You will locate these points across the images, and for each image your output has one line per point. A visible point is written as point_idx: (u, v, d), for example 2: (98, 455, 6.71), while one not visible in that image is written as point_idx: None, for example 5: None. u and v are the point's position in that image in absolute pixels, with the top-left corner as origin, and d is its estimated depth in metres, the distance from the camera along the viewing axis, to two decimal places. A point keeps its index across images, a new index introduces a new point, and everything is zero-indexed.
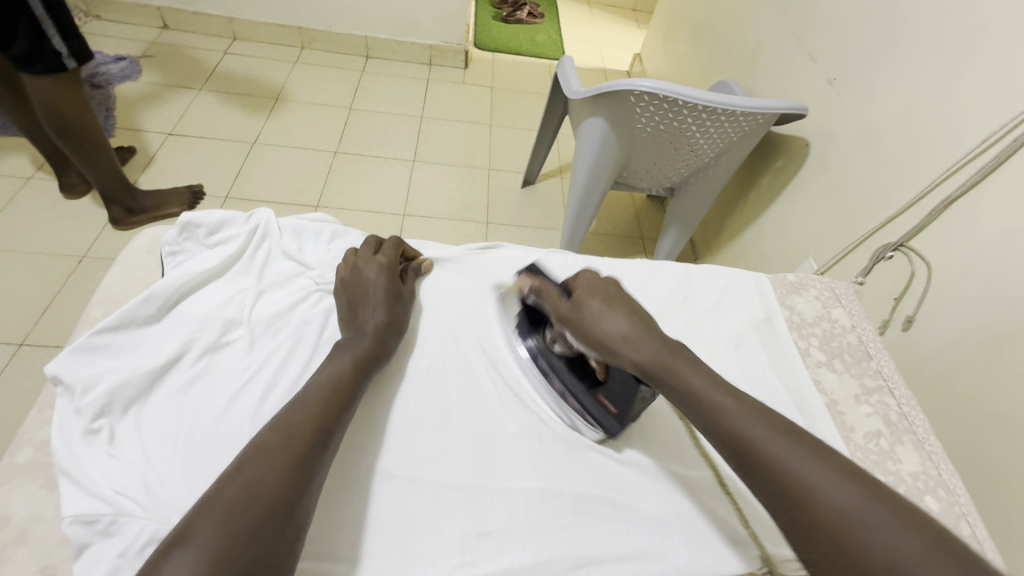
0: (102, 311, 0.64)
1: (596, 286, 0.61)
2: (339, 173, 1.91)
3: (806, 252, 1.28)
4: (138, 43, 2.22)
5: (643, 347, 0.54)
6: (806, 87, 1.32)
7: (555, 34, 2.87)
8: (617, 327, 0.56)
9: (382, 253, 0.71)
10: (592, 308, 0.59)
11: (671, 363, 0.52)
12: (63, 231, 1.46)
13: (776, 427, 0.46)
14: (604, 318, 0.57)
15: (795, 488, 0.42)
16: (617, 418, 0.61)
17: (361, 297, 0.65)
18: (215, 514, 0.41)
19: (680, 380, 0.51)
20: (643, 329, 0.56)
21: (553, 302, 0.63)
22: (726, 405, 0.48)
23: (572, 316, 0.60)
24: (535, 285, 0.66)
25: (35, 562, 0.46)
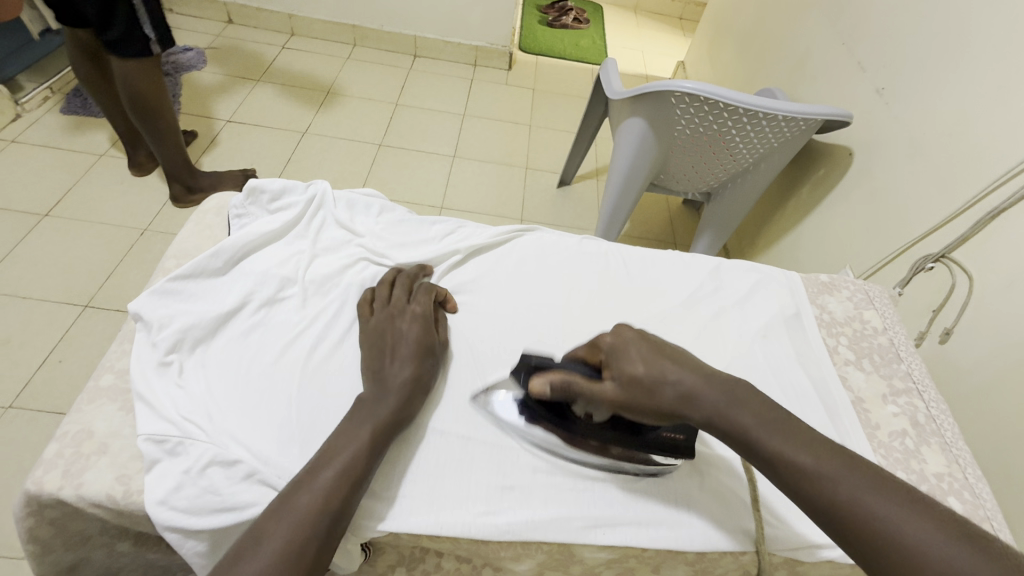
0: (175, 262, 0.70)
1: (626, 349, 0.55)
2: (382, 164, 1.99)
3: (844, 262, 1.27)
4: (205, 36, 2.37)
5: (705, 403, 0.50)
6: (853, 96, 1.31)
7: (599, 40, 2.90)
8: (676, 387, 0.51)
9: (416, 302, 0.67)
10: (638, 377, 0.53)
11: (733, 411, 0.49)
12: (130, 205, 1.58)
13: (861, 479, 0.43)
14: (659, 381, 0.52)
15: (898, 551, 0.39)
16: (683, 446, 0.59)
17: (391, 345, 0.61)
18: (289, 517, 0.45)
19: (749, 434, 0.48)
20: (700, 377, 0.52)
21: (590, 386, 0.55)
22: (804, 462, 0.45)
23: (623, 395, 0.53)
24: (557, 380, 0.57)
25: (114, 471, 0.53)
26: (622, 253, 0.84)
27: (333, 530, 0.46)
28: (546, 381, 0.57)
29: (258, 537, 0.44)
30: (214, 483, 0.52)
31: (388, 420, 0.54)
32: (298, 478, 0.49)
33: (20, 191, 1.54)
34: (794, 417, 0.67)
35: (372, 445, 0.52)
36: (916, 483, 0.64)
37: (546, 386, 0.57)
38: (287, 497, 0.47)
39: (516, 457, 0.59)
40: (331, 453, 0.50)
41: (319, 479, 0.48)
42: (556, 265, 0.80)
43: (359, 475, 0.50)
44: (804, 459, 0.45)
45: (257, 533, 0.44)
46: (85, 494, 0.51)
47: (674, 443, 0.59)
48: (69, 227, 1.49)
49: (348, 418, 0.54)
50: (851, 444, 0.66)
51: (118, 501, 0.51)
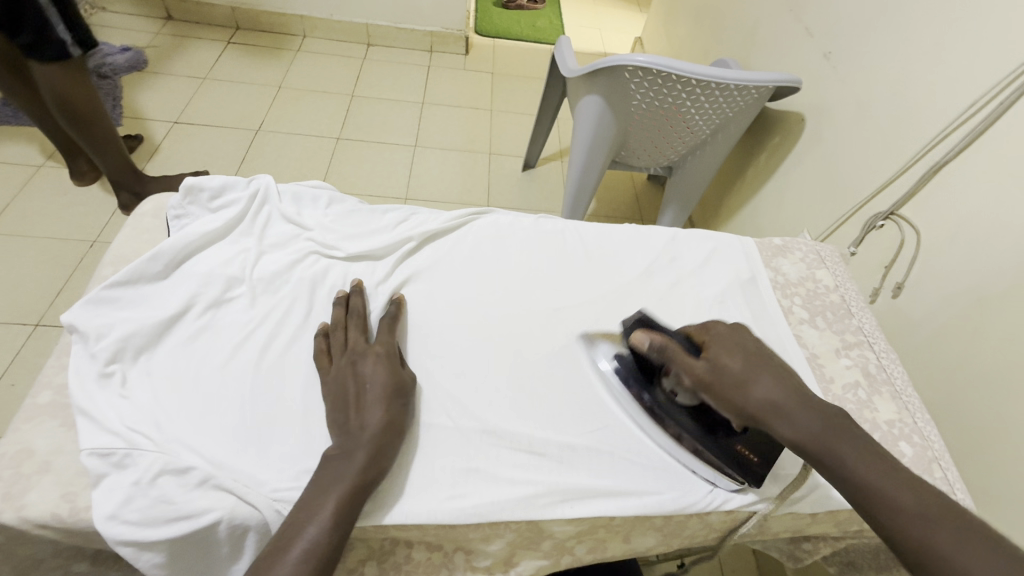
0: (113, 269, 0.67)
1: (733, 345, 0.57)
2: (342, 158, 1.94)
3: (801, 226, 1.29)
4: (144, 34, 2.25)
5: (798, 422, 0.51)
6: (802, 61, 1.33)
7: (555, 19, 2.87)
8: (768, 395, 0.52)
9: (379, 340, 0.62)
10: (733, 369, 0.54)
11: (833, 444, 0.49)
12: (73, 217, 1.51)
13: (939, 512, 0.44)
14: (755, 382, 0.53)
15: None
16: (758, 471, 0.57)
17: (355, 394, 0.56)
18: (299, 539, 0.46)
19: (848, 469, 0.48)
20: (795, 395, 0.53)
21: (683, 358, 0.57)
22: (907, 503, 0.45)
23: (711, 378, 0.55)
24: (658, 343, 0.59)
25: (58, 489, 0.50)
26: (579, 230, 0.84)
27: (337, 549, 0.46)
28: (649, 340, 0.59)
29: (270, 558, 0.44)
30: (167, 493, 0.51)
31: (378, 427, 0.54)
32: (300, 502, 0.48)
33: None
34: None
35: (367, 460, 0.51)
36: (869, 431, 0.66)
37: (646, 343, 0.60)
38: (289, 525, 0.47)
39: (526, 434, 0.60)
40: (329, 471, 0.50)
41: (326, 500, 0.48)
42: (515, 246, 0.79)
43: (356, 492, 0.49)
44: (908, 502, 0.45)
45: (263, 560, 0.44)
46: (27, 516, 0.49)
47: (748, 463, 0.57)
48: (10, 244, 1.42)
49: (328, 455, 0.52)
50: None
51: (65, 520, 0.49)
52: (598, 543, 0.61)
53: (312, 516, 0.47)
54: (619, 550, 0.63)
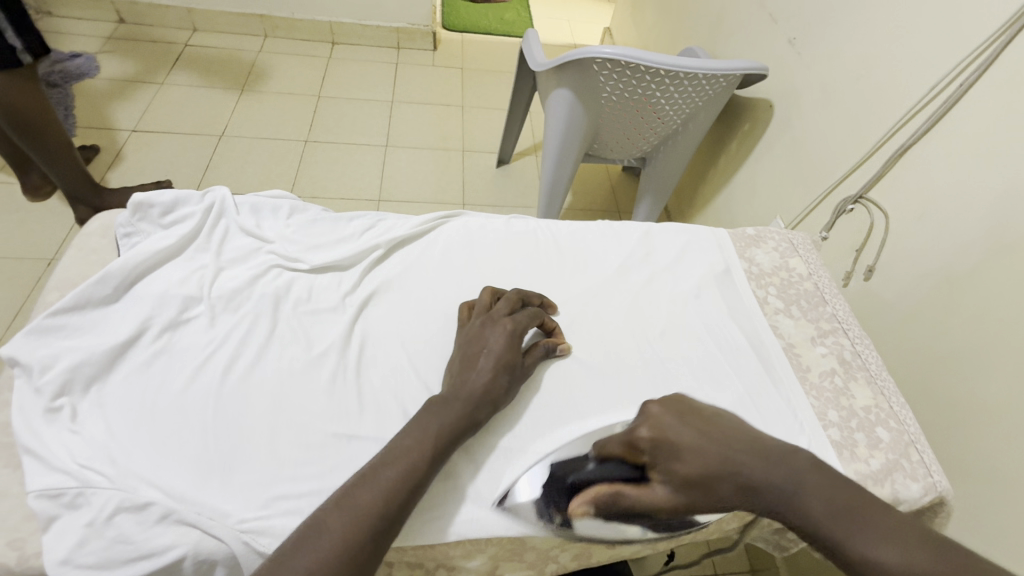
0: (58, 294, 0.63)
1: (670, 448, 0.51)
2: (311, 161, 1.89)
3: (773, 212, 1.30)
4: (95, 39, 2.15)
5: (767, 491, 0.45)
6: (767, 48, 1.33)
7: (524, 11, 2.84)
8: (733, 480, 0.47)
9: (516, 315, 0.64)
10: (690, 476, 0.49)
11: (807, 505, 0.44)
12: (26, 234, 1.44)
13: (933, 563, 0.38)
14: (715, 474, 0.48)
15: None
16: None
17: (474, 355, 0.59)
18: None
19: (831, 533, 0.42)
20: (758, 464, 0.47)
21: (641, 495, 0.51)
22: (893, 562, 0.39)
23: (680, 499, 0.49)
24: (608, 496, 0.52)
25: (4, 536, 0.47)
26: (551, 228, 0.82)
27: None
28: (590, 503, 0.53)
29: None
30: (124, 532, 0.47)
31: (417, 445, 0.51)
32: (299, 531, 0.45)
33: None
34: (713, 394, 0.65)
35: (392, 489, 0.47)
36: (846, 419, 0.66)
37: (590, 508, 0.53)
38: (285, 555, 0.43)
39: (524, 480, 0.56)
40: (337, 506, 0.46)
41: (331, 530, 0.44)
42: (485, 248, 0.77)
43: (372, 526, 0.45)
44: (893, 558, 0.39)
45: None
46: None
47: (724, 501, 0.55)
48: None
49: (359, 476, 0.48)
50: (783, 390, 0.68)
51: (13, 569, 0.46)
52: (583, 551, 0.60)
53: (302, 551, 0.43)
54: (606, 556, 0.62)
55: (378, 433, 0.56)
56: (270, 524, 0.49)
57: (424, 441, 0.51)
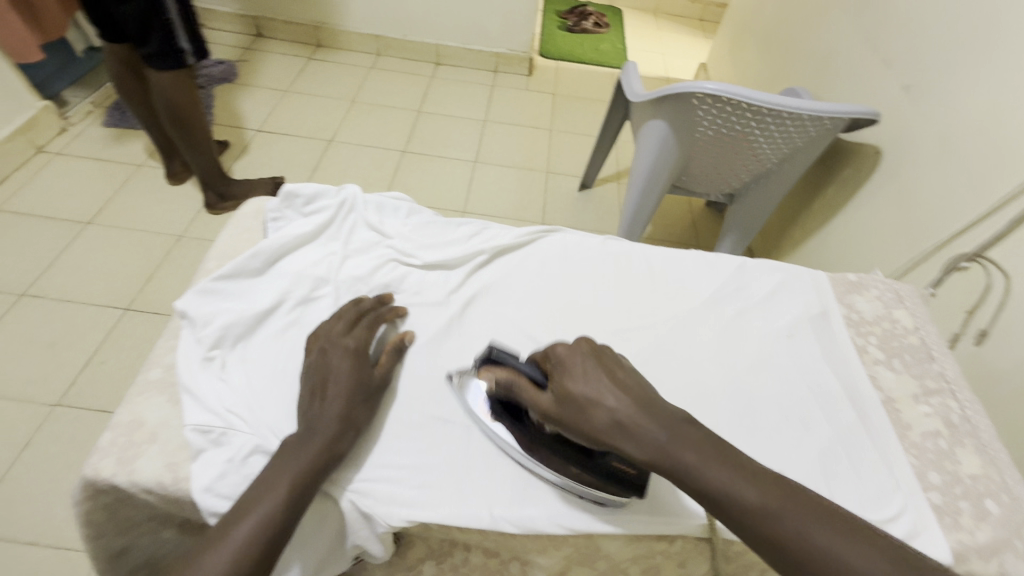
0: (217, 263, 0.74)
1: (571, 364, 0.54)
2: (406, 170, 2.03)
3: (874, 262, 1.24)
4: (236, 49, 2.45)
5: (645, 437, 0.49)
6: (879, 94, 1.29)
7: (619, 43, 2.91)
8: (610, 415, 0.50)
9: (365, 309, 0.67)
10: (575, 396, 0.52)
11: (676, 452, 0.47)
12: (166, 213, 1.66)
13: (773, 489, 0.46)
14: (594, 405, 0.51)
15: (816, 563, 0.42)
16: (636, 481, 0.55)
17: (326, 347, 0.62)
18: (269, 499, 0.49)
19: (696, 473, 0.47)
20: (634, 407, 0.50)
21: (530, 393, 0.55)
22: (751, 498, 0.45)
23: (558, 409, 0.53)
24: (503, 378, 0.57)
25: (163, 459, 0.56)
26: (644, 253, 0.84)
27: (281, 540, 0.48)
28: (493, 377, 0.58)
29: (238, 515, 0.48)
30: (256, 472, 0.55)
31: (337, 421, 0.55)
32: (258, 481, 0.51)
33: (68, 200, 1.63)
34: (774, 456, 0.62)
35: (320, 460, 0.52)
36: (949, 484, 0.62)
37: (492, 380, 0.59)
38: (224, 528, 0.47)
39: (473, 393, 0.62)
40: (294, 447, 0.53)
41: (281, 487, 0.50)
42: (581, 265, 0.81)
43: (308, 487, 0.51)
44: (752, 497, 0.45)
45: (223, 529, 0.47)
46: (136, 479, 0.54)
47: (624, 476, 0.55)
48: (112, 234, 1.57)
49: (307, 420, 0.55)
50: (880, 444, 0.65)
51: (167, 487, 0.54)
52: (652, 566, 0.61)
53: (284, 470, 0.51)
54: None
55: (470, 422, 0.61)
56: (374, 488, 0.55)
57: (342, 414, 0.56)
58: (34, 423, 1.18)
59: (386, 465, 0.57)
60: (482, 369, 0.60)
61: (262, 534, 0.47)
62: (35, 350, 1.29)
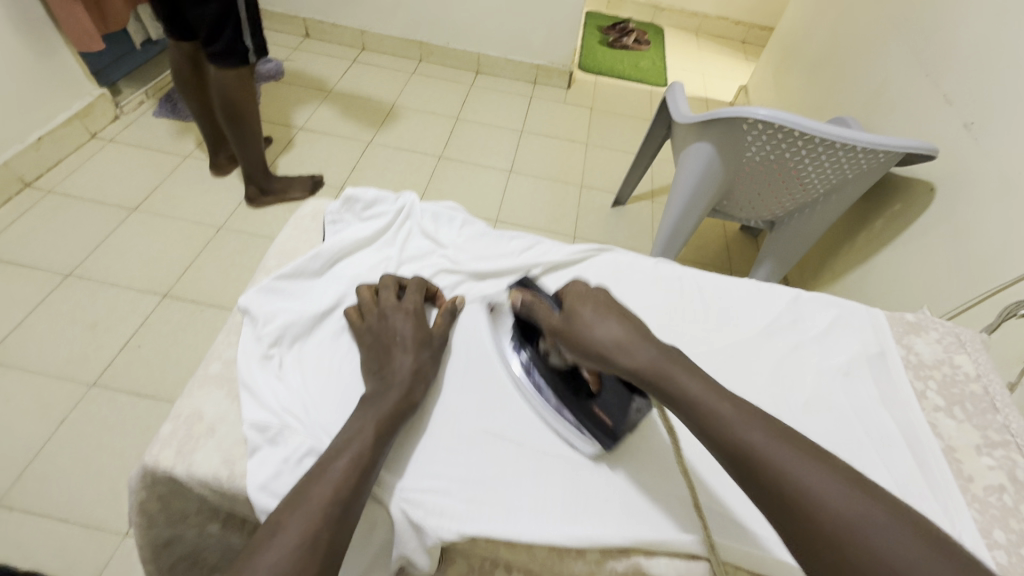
0: (276, 263, 0.76)
1: (585, 294, 0.59)
2: (441, 176, 2.05)
3: (921, 300, 1.20)
4: (284, 48, 2.52)
5: (635, 353, 0.52)
6: (936, 129, 1.26)
7: (659, 61, 2.91)
8: (609, 331, 0.54)
9: (407, 298, 0.68)
10: (582, 314, 0.57)
11: (662, 365, 0.50)
12: (209, 204, 1.70)
13: (747, 410, 0.47)
14: (594, 321, 0.56)
15: (780, 480, 0.41)
16: (611, 432, 0.60)
17: (388, 343, 0.63)
18: (326, 491, 0.48)
19: (672, 383, 0.49)
20: (632, 330, 0.54)
21: (545, 313, 0.61)
22: (721, 408, 0.46)
23: (563, 325, 0.58)
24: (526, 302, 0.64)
25: (220, 454, 0.56)
26: (698, 278, 0.83)
27: (335, 539, 0.46)
28: (520, 301, 0.67)
29: (293, 503, 0.47)
30: None
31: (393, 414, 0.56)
32: (306, 478, 0.50)
33: (117, 186, 1.69)
34: None
35: (377, 436, 0.53)
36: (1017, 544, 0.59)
37: (519, 304, 0.66)
38: (279, 523, 0.45)
39: (504, 322, 0.71)
40: (348, 440, 0.52)
41: (335, 478, 0.49)
42: (633, 286, 0.80)
43: (369, 463, 0.51)
44: (722, 407, 0.47)
45: (295, 499, 0.47)
46: (194, 472, 0.55)
47: (603, 425, 0.60)
48: (156, 221, 1.62)
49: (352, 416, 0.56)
50: (940, 494, 0.62)
51: (223, 483, 0.55)
52: None
53: (338, 456, 0.50)
54: None
55: (520, 439, 0.61)
56: (424, 499, 0.55)
57: (413, 365, 0.61)
58: (71, 401, 1.21)
59: (436, 474, 0.57)
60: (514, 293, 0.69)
61: (317, 526, 0.46)
62: (77, 330, 1.33)
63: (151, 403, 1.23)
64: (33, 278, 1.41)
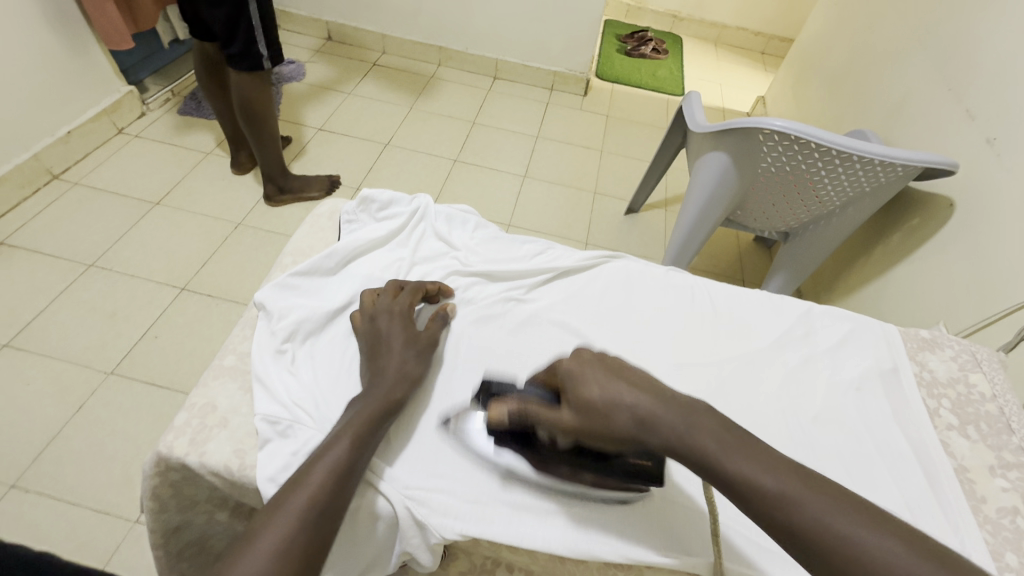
0: (292, 259, 0.78)
1: (586, 369, 0.54)
2: (455, 179, 2.07)
3: (937, 317, 1.18)
4: (307, 50, 2.57)
5: (662, 427, 0.48)
6: (957, 145, 1.24)
7: (677, 71, 2.91)
8: (630, 412, 0.49)
9: (400, 300, 0.69)
10: (593, 399, 0.51)
11: (698, 439, 0.46)
12: (228, 200, 1.73)
13: (798, 479, 0.44)
14: (612, 405, 0.50)
15: (855, 559, 0.39)
16: (651, 472, 0.58)
17: (376, 345, 0.64)
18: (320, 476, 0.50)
19: (716, 461, 0.45)
20: (652, 400, 0.50)
21: (547, 414, 0.54)
22: (771, 487, 0.43)
23: (578, 421, 0.52)
24: (514, 407, 0.57)
25: (232, 445, 0.58)
26: (709, 289, 0.83)
27: (328, 524, 0.48)
28: (505, 410, 0.57)
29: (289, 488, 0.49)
30: None
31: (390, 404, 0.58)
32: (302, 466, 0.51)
33: (140, 181, 1.73)
34: None
35: (371, 424, 0.55)
36: None
37: (504, 414, 0.57)
38: (275, 506, 0.47)
39: (472, 437, 0.60)
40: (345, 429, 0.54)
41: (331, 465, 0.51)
42: (644, 295, 0.80)
43: (363, 450, 0.53)
44: (770, 484, 0.43)
45: (291, 482, 0.49)
46: (207, 461, 0.56)
47: (641, 469, 0.58)
48: (177, 216, 1.65)
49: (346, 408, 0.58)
50: (950, 513, 0.61)
51: (234, 473, 0.56)
52: None
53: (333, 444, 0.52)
54: None
55: None
56: (430, 498, 0.55)
57: (384, 401, 0.57)
58: (87, 389, 1.23)
59: (442, 474, 0.58)
60: (490, 410, 0.59)
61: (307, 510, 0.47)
62: (96, 319, 1.36)
63: (166, 393, 1.25)
64: (57, 266, 1.45)
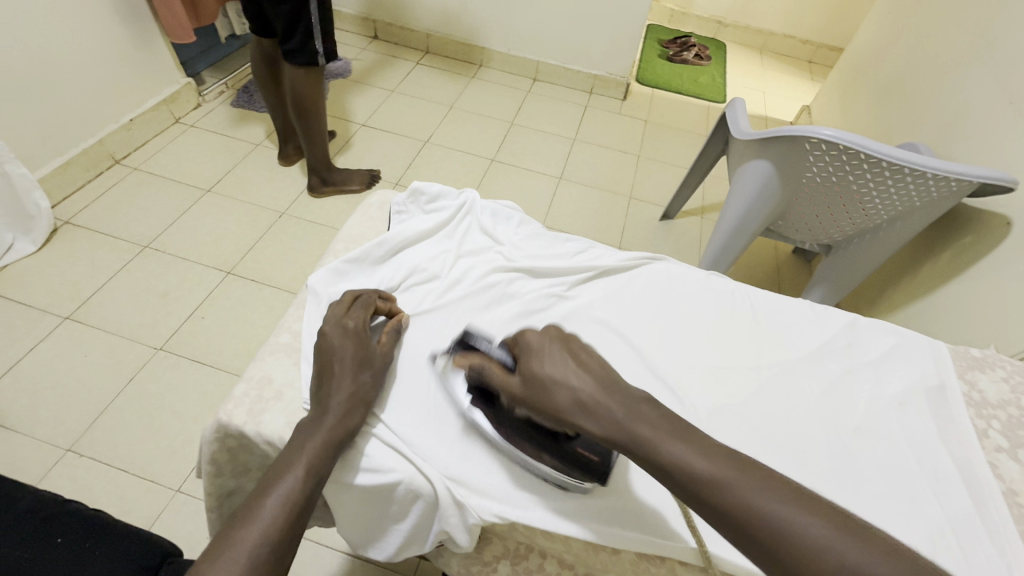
0: (343, 246, 0.81)
1: (540, 347, 0.55)
2: (492, 178, 2.09)
3: (988, 338, 1.14)
4: (354, 48, 2.64)
5: (602, 413, 0.49)
6: (1017, 161, 1.19)
7: (719, 77, 2.87)
8: (571, 393, 0.51)
9: (352, 315, 0.65)
10: (540, 376, 0.53)
11: (634, 427, 0.47)
12: (275, 190, 1.80)
13: (732, 463, 0.44)
14: (553, 383, 0.52)
15: (781, 540, 0.39)
16: (600, 468, 0.57)
17: (325, 363, 0.60)
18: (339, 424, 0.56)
19: (651, 446, 0.46)
20: (594, 385, 0.51)
21: (499, 377, 0.56)
22: (700, 470, 0.44)
23: (526, 389, 0.53)
24: (475, 362, 0.59)
25: (285, 417, 0.61)
26: (750, 294, 0.83)
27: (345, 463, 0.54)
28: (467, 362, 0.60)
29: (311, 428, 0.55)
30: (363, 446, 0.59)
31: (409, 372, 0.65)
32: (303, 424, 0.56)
33: (194, 169, 1.82)
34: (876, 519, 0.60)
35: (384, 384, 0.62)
36: None
37: (467, 366, 0.60)
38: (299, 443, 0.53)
39: (455, 381, 0.63)
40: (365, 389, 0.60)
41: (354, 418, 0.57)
42: (683, 297, 0.81)
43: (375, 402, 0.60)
44: (700, 466, 0.44)
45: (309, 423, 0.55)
46: (262, 431, 0.60)
47: (589, 463, 0.57)
48: (227, 203, 1.73)
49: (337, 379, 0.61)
50: (998, 536, 0.59)
51: None
52: None
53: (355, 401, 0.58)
54: None
55: None
56: (469, 479, 0.58)
57: (353, 386, 0.59)
58: (139, 362, 1.31)
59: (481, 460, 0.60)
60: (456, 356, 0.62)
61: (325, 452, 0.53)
62: (150, 297, 1.44)
63: (211, 370, 1.32)
64: (116, 246, 1.54)
